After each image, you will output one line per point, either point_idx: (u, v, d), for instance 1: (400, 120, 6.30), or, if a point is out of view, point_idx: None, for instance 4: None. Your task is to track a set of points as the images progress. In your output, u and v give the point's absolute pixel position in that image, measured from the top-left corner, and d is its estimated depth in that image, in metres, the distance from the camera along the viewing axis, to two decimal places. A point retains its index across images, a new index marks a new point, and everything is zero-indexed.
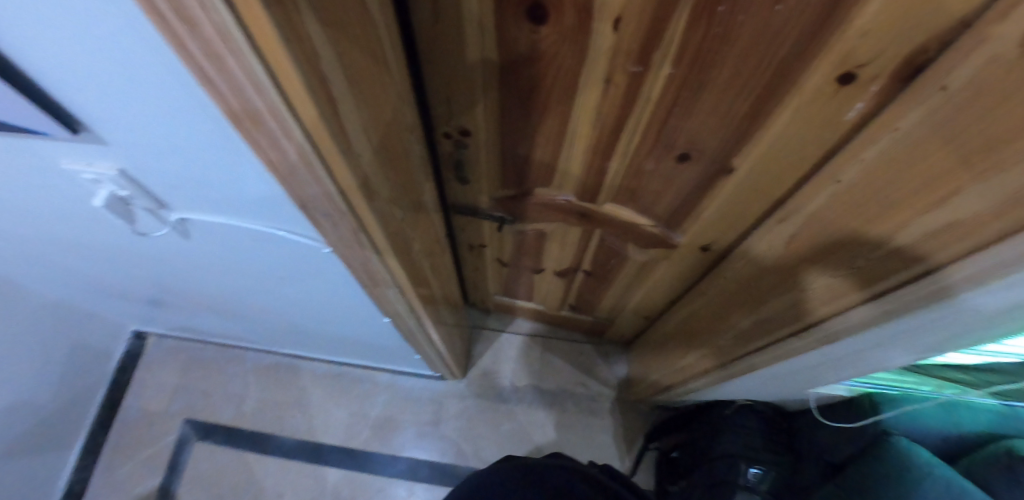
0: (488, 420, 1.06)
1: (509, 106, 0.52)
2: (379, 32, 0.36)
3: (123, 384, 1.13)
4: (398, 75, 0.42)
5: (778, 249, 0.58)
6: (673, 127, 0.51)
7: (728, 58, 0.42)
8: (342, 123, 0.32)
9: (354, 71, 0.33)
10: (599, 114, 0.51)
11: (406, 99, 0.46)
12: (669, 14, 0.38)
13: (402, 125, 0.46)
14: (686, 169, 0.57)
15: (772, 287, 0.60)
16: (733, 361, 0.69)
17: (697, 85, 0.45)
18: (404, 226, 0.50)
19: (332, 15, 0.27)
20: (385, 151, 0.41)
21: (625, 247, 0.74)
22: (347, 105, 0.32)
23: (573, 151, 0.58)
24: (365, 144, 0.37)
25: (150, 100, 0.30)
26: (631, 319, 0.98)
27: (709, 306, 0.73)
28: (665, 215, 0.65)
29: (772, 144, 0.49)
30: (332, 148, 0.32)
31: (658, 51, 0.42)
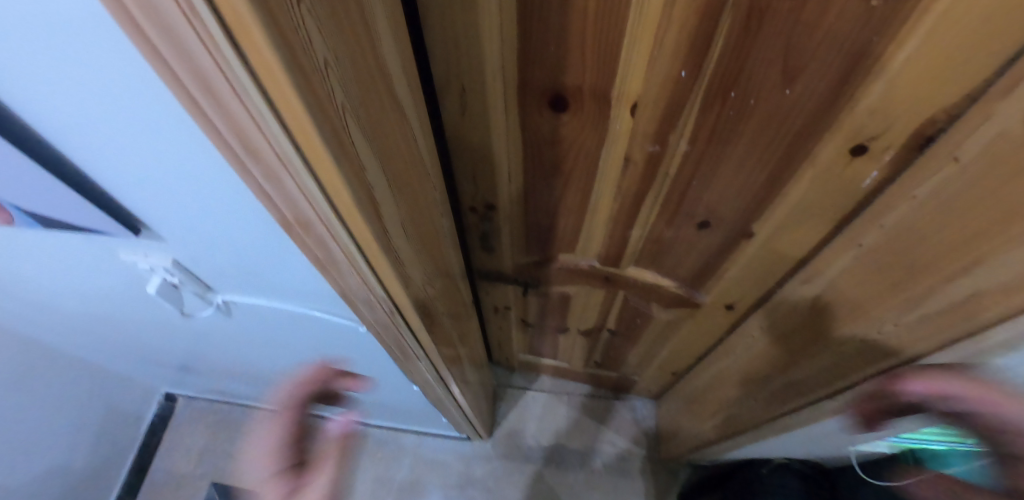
0: (515, 482, 1.04)
1: (533, 180, 0.55)
2: (418, 134, 0.39)
3: (151, 447, 1.14)
4: (432, 165, 0.45)
5: (803, 310, 0.58)
6: (693, 197, 0.53)
7: (742, 137, 0.44)
8: (385, 222, 0.33)
9: (397, 175, 0.35)
10: (620, 189, 0.54)
11: (438, 183, 0.49)
12: (684, 100, 0.41)
13: (434, 209, 0.48)
14: (708, 235, 0.58)
15: (799, 350, 0.59)
16: (767, 421, 0.67)
17: (715, 159, 0.47)
18: (433, 302, 0.52)
19: (379, 129, 0.30)
20: (419, 236, 0.43)
21: (649, 306, 0.75)
22: (390, 205, 0.34)
23: (596, 219, 0.60)
24: (403, 235, 0.38)
25: (210, 208, 0.33)
26: (658, 375, 0.97)
27: (739, 369, 0.72)
28: (688, 276, 0.66)
29: (790, 212, 0.50)
30: (375, 247, 0.33)
31: (675, 132, 0.45)
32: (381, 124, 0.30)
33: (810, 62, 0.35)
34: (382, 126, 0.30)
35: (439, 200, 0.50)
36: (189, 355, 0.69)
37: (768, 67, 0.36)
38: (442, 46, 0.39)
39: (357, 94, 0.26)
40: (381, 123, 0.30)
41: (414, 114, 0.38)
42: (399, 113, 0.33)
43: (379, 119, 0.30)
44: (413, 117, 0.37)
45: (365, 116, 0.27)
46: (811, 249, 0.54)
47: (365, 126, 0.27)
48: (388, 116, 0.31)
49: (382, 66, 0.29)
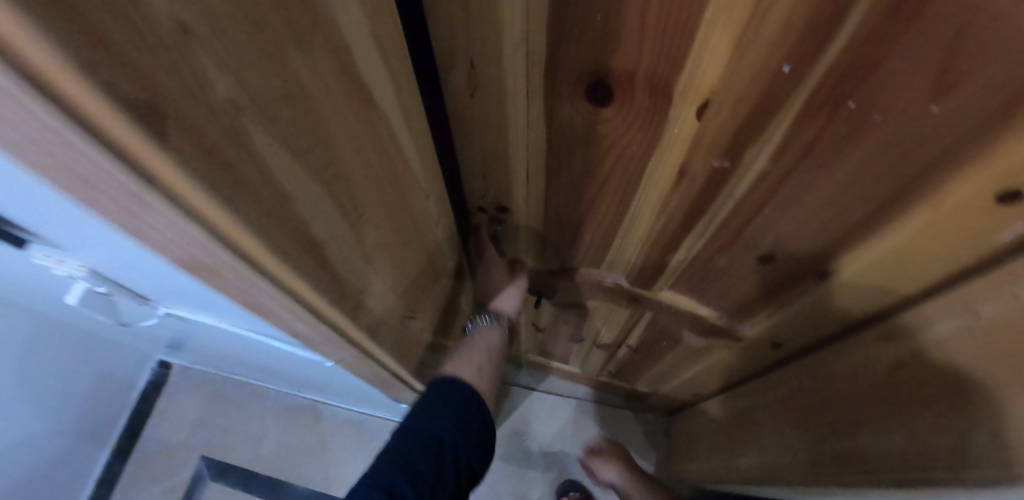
0: (513, 489, 0.99)
1: (557, 184, 0.45)
2: (399, 130, 0.29)
3: (145, 413, 1.14)
4: (426, 159, 0.36)
5: (878, 373, 0.46)
6: (759, 227, 0.41)
7: (846, 162, 0.32)
8: (319, 241, 0.25)
9: (350, 186, 0.26)
10: (665, 206, 0.43)
11: (431, 181, 0.39)
12: (775, 104, 0.29)
13: (420, 214, 0.39)
14: (768, 270, 0.46)
15: (857, 417, 0.48)
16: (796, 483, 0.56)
17: (800, 185, 0.35)
18: (402, 310, 0.44)
19: (314, 134, 0.21)
20: (387, 250, 0.35)
21: (681, 332, 0.65)
22: (331, 223, 0.26)
23: (631, 234, 0.49)
24: (357, 250, 0.30)
25: (93, 239, 0.24)
26: (678, 393, 0.88)
27: (778, 419, 0.61)
28: (731, 309, 0.55)
29: (887, 258, 0.38)
30: (297, 280, 0.25)
31: (752, 146, 0.33)
32: (318, 127, 0.21)
33: (988, 68, 0.22)
34: (321, 128, 0.21)
35: (430, 198, 0.40)
36: (177, 336, 0.66)
37: (914, 70, 0.24)
38: (445, 3, 0.28)
39: (265, 90, 0.16)
40: (320, 126, 0.21)
41: (395, 107, 0.27)
42: (366, 105, 0.24)
43: (315, 120, 0.20)
44: (392, 110, 0.27)
45: (284, 118, 0.18)
46: (895, 297, 0.43)
47: (287, 131, 0.19)
48: (340, 114, 0.22)
49: (331, 40, 0.19)
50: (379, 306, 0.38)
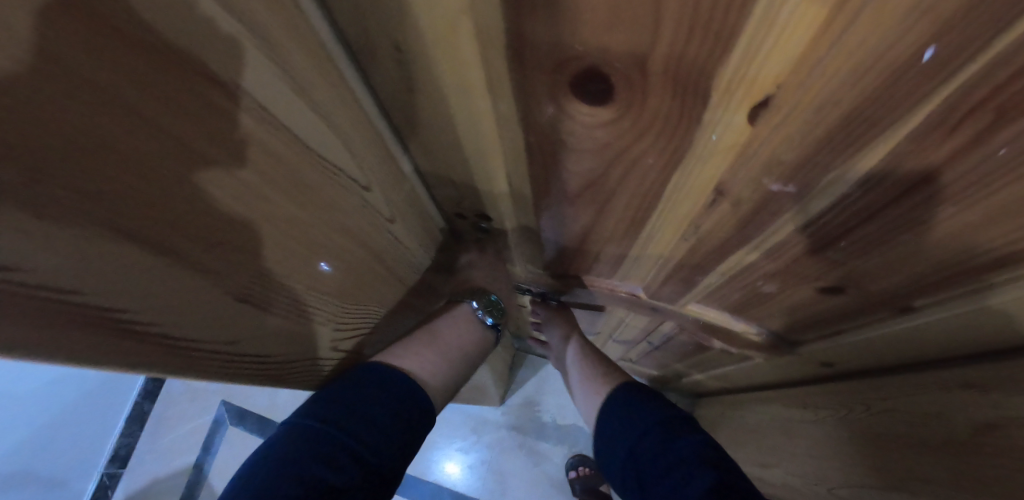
0: (522, 459, 0.96)
1: (546, 200, 0.34)
2: (264, 95, 0.19)
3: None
4: (320, 142, 0.25)
5: (951, 426, 0.36)
6: (825, 258, 0.30)
7: (980, 203, 0.19)
8: (81, 302, 0.16)
9: (164, 197, 0.17)
10: (695, 229, 0.32)
11: (352, 166, 0.28)
12: (894, 109, 0.17)
13: (333, 213, 0.28)
14: (832, 300, 0.35)
15: (916, 473, 0.39)
16: None
17: (903, 221, 0.23)
18: (326, 325, 0.34)
19: (29, 140, 0.11)
20: (266, 275, 0.26)
21: (710, 339, 0.55)
22: (112, 266, 0.17)
23: (649, 251, 0.38)
24: (194, 292, 0.21)
25: None
26: (706, 382, 0.81)
27: (817, 440, 0.54)
28: (774, 327, 0.45)
29: (1010, 309, 0.26)
30: (50, 355, 0.16)
31: (835, 166, 0.21)
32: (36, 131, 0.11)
33: None
34: (45, 137, 0.12)
35: (360, 184, 0.30)
36: None
37: None
38: None
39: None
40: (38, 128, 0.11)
41: (255, 56, 0.17)
42: (177, 84, 0.15)
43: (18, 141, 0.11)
44: (246, 76, 0.18)
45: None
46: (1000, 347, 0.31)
47: None
48: (81, 138, 0.13)
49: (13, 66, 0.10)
50: (274, 343, 0.29)
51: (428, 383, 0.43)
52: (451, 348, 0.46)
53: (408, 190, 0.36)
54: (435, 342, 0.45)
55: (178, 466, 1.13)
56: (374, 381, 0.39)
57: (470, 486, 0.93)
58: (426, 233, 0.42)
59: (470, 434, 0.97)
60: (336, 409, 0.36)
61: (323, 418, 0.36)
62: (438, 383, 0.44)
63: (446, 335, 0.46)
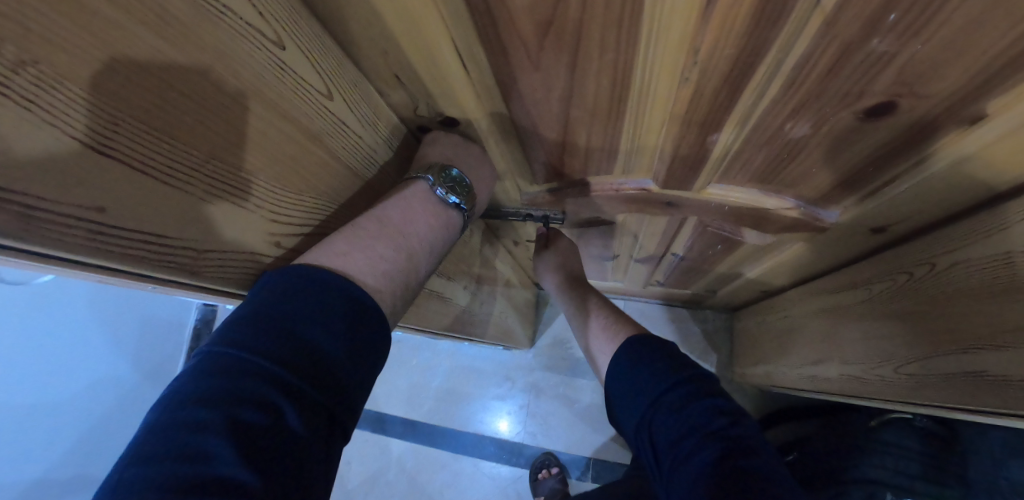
0: (559, 398, 0.94)
1: (505, 70, 0.28)
2: None
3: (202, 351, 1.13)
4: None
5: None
6: (870, 58, 0.22)
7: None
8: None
9: None
10: (693, 63, 0.25)
11: (257, 19, 0.21)
12: None
13: (260, 90, 0.22)
14: (883, 127, 0.28)
15: (1002, 324, 0.33)
16: (930, 405, 0.41)
17: None
18: (264, 224, 0.25)
19: None
20: (215, 161, 0.21)
21: (740, 230, 0.49)
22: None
23: (647, 116, 0.31)
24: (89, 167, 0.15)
25: None
26: (745, 292, 0.75)
27: (873, 322, 0.48)
28: (813, 192, 0.38)
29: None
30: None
31: None
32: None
33: None
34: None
35: (273, 42, 0.22)
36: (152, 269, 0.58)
37: None
38: None
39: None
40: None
41: None
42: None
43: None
44: None
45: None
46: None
47: None
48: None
49: None
50: (242, 254, 0.24)
51: (381, 286, 0.31)
52: (411, 238, 0.34)
53: (343, 65, 0.28)
54: (386, 229, 0.32)
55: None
56: (304, 289, 0.27)
57: (515, 431, 0.94)
58: (387, 130, 0.35)
59: (504, 381, 0.96)
60: (260, 330, 0.25)
61: (238, 342, 0.24)
62: (396, 289, 0.32)
63: (400, 220, 0.33)
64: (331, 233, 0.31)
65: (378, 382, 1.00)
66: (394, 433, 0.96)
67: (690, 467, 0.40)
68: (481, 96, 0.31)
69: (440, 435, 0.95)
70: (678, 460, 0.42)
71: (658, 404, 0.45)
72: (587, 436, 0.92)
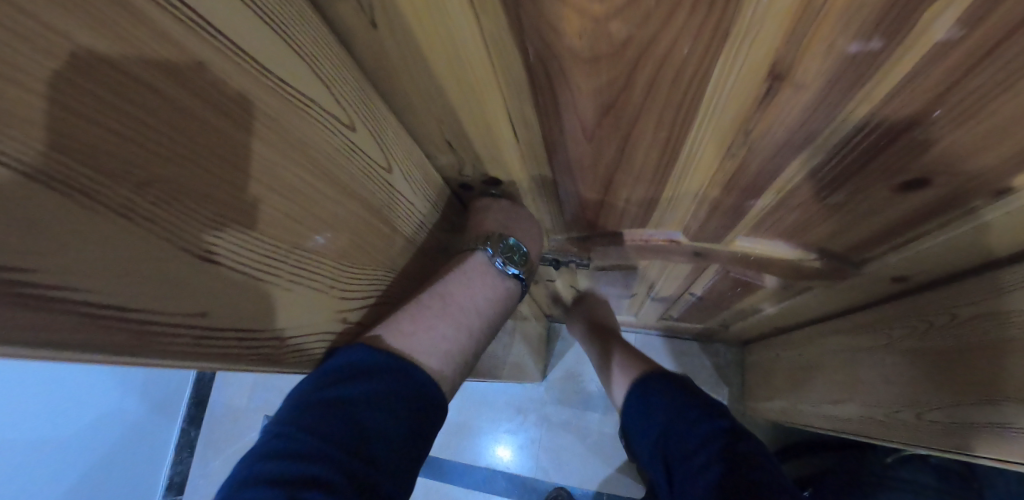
0: (570, 431, 0.93)
1: (557, 141, 0.29)
2: None
3: (210, 380, 1.09)
4: (281, 68, 0.19)
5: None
6: (916, 141, 0.23)
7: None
8: (92, 305, 0.13)
9: (85, 123, 0.12)
10: (741, 140, 0.26)
11: (335, 106, 0.23)
12: None
13: (335, 174, 0.24)
14: (917, 197, 0.29)
15: (1012, 377, 0.34)
16: (948, 452, 0.42)
17: None
18: (337, 299, 0.27)
19: None
20: (296, 249, 0.22)
21: (761, 277, 0.50)
22: (116, 255, 0.14)
23: (687, 181, 0.32)
24: (199, 273, 0.17)
25: None
26: (758, 327, 0.76)
27: (892, 366, 0.48)
28: (841, 247, 0.39)
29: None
30: (81, 355, 0.14)
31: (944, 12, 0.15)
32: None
33: None
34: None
35: (345, 125, 0.24)
36: None
37: None
38: None
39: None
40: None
41: None
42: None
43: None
44: None
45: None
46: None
47: None
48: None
49: None
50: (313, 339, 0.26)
51: (441, 366, 0.33)
52: (468, 311, 0.36)
53: (401, 136, 0.29)
54: (447, 306, 0.35)
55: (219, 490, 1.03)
56: (363, 374, 0.28)
57: (525, 466, 0.92)
58: (433, 190, 0.36)
59: (516, 414, 0.95)
60: (324, 414, 0.27)
61: (306, 425, 0.27)
62: (456, 364, 0.35)
63: (459, 297, 0.36)
64: (399, 307, 0.33)
65: None
66: None
67: (705, 477, 0.40)
68: (528, 161, 0.32)
69: (449, 468, 0.93)
70: (692, 471, 0.41)
71: (667, 432, 0.45)
72: (599, 470, 0.91)
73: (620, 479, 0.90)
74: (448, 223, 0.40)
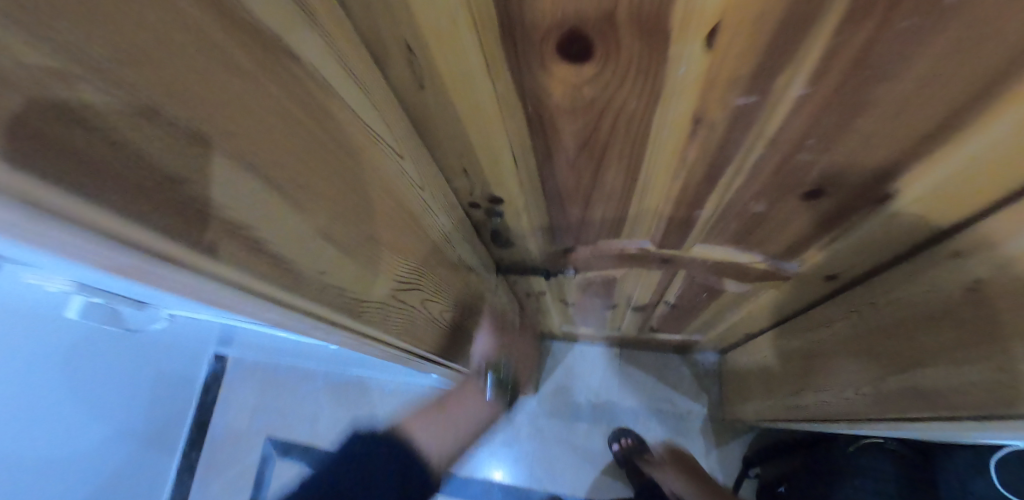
0: (563, 442, 0.97)
1: (547, 166, 0.38)
2: (312, 59, 0.22)
3: (209, 403, 1.24)
4: (367, 114, 0.28)
5: (951, 299, 0.39)
6: (803, 161, 0.33)
7: (911, 69, 0.22)
8: (282, 257, 0.22)
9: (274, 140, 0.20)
10: (683, 164, 0.35)
11: (393, 140, 0.32)
12: (805, 31, 0.20)
13: (389, 188, 0.32)
14: (820, 204, 0.39)
15: (921, 347, 0.43)
16: (866, 420, 0.51)
17: (856, 105, 0.26)
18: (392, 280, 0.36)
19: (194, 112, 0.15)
20: (373, 238, 0.32)
21: (720, 281, 0.59)
22: (293, 227, 0.23)
23: (649, 197, 0.41)
24: (325, 245, 0.26)
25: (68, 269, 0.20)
26: (729, 335, 0.84)
27: (835, 354, 0.57)
28: (776, 251, 0.49)
29: (962, 170, 0.30)
30: (280, 292, 0.23)
31: (784, 76, 0.24)
32: (133, 93, 0.13)
33: None
34: (154, 118, 0.14)
35: (397, 154, 0.33)
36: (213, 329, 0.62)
37: None
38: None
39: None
40: (136, 91, 0.13)
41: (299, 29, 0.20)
42: (212, 58, 0.16)
43: (88, 118, 0.12)
44: (302, 47, 0.21)
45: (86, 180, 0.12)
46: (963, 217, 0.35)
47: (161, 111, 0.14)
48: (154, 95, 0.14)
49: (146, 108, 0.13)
50: (388, 326, 0.36)
51: None
52: None
53: (429, 165, 0.38)
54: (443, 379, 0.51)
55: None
56: None
57: (519, 478, 0.95)
58: (449, 208, 0.44)
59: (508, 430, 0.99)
60: None
61: None
62: None
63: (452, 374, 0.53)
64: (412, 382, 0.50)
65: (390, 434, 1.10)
66: None
67: None
68: (525, 184, 0.41)
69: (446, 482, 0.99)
70: None
71: None
72: (588, 476, 0.95)
73: (607, 481, 0.95)
74: (459, 236, 0.49)
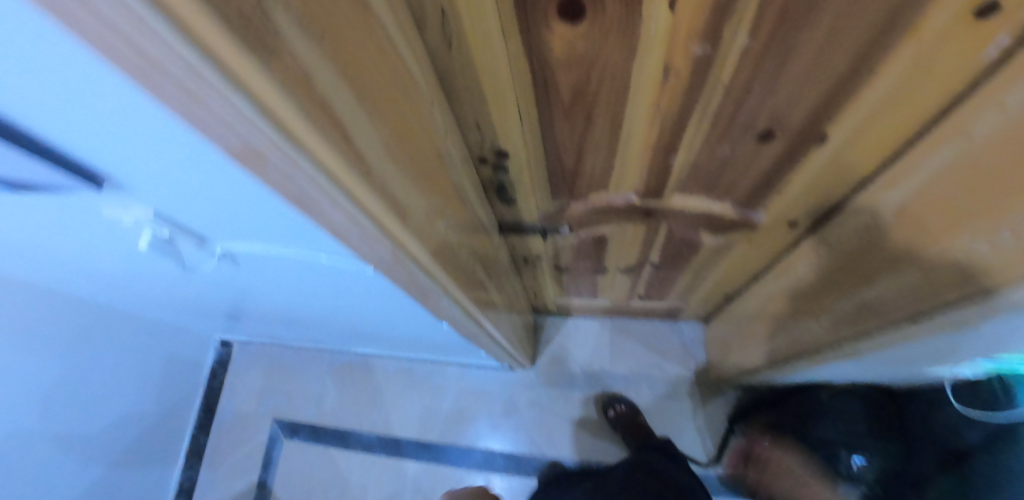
0: (560, 410, 1.10)
1: (548, 118, 0.45)
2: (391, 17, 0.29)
3: (217, 388, 1.39)
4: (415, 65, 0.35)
5: (882, 222, 0.48)
6: (754, 106, 0.41)
7: (821, 19, 0.30)
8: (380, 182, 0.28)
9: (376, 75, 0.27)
10: (659, 110, 0.43)
11: (427, 90, 0.39)
12: None
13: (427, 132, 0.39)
14: (774, 146, 0.47)
15: (867, 270, 0.51)
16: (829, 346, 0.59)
17: (785, 53, 0.34)
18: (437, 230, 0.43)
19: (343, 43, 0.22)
20: (422, 178, 0.38)
21: (697, 235, 0.67)
22: (383, 156, 0.29)
23: (633, 147, 0.49)
24: (398, 176, 0.33)
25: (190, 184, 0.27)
26: (709, 297, 0.92)
27: (801, 293, 0.66)
28: (740, 197, 0.57)
29: (877, 108, 0.38)
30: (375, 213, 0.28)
31: (730, 26, 0.32)
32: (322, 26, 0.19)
33: None
34: None
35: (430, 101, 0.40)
36: (240, 298, 0.69)
37: None
38: None
39: (254, 76, 0.14)
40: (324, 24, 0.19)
41: None
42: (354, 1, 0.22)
43: None
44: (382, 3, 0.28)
45: (289, 87, 0.16)
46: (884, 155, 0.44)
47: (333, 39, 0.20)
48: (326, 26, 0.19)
49: None
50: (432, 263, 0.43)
51: None
52: None
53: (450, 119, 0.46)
54: None
55: (242, 485, 1.30)
56: None
57: (521, 446, 1.10)
58: (463, 162, 0.51)
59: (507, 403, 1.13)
60: None
61: None
62: None
63: None
64: None
65: (393, 409, 1.22)
66: (410, 454, 1.18)
67: None
68: (529, 136, 0.48)
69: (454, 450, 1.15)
70: None
71: None
72: (584, 443, 1.08)
73: (606, 445, 1.07)
74: (472, 188, 0.56)
